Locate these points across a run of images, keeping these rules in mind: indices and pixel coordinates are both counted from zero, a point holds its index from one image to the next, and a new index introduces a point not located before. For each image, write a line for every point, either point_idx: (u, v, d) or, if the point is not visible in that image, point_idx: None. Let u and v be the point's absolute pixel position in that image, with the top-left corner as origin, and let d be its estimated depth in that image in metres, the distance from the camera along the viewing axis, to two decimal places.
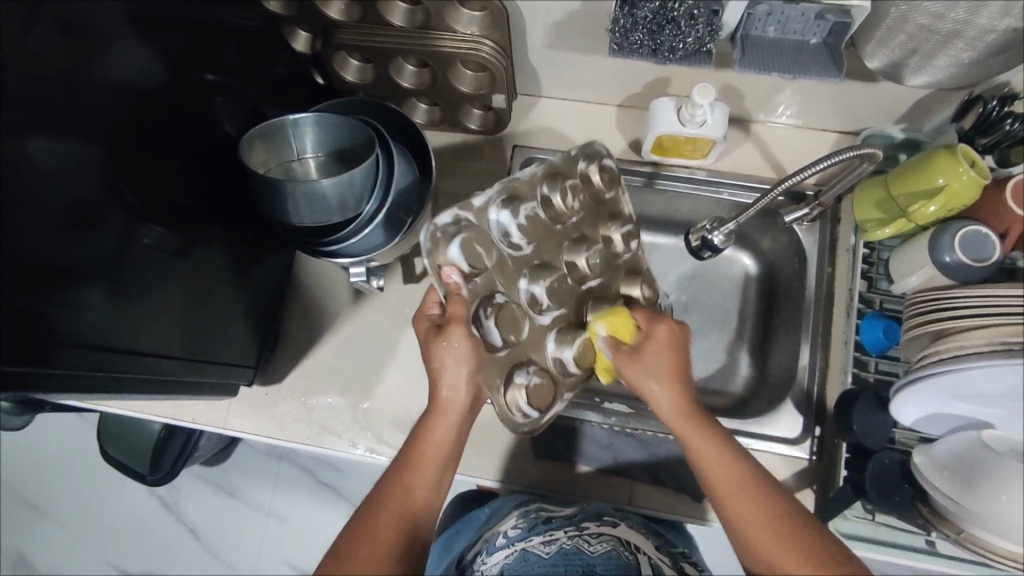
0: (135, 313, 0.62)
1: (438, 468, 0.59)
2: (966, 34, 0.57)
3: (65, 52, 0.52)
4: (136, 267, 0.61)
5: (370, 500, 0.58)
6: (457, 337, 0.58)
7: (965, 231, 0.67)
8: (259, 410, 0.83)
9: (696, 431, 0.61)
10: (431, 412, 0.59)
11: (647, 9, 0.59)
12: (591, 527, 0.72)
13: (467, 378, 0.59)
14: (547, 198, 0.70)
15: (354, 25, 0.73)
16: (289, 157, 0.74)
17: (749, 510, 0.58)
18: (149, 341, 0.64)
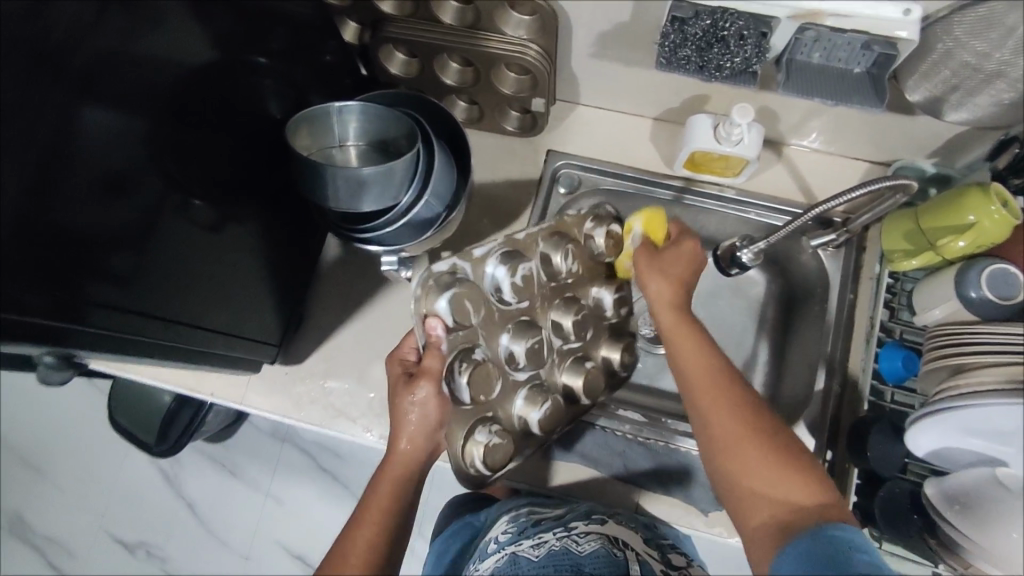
0: (167, 284, 0.63)
1: (397, 517, 0.59)
2: (1009, 75, 0.58)
3: (124, 25, 0.54)
4: (168, 237, 0.62)
5: (336, 549, 0.58)
6: (423, 394, 0.59)
7: (993, 270, 0.67)
8: (276, 389, 0.84)
9: (683, 335, 0.66)
10: (391, 464, 0.59)
11: (698, 26, 0.60)
12: (580, 527, 0.72)
13: (430, 436, 0.60)
14: (547, 257, 0.72)
15: (406, 19, 0.75)
16: (330, 144, 0.75)
17: (721, 399, 0.62)
18: (180, 311, 0.65)
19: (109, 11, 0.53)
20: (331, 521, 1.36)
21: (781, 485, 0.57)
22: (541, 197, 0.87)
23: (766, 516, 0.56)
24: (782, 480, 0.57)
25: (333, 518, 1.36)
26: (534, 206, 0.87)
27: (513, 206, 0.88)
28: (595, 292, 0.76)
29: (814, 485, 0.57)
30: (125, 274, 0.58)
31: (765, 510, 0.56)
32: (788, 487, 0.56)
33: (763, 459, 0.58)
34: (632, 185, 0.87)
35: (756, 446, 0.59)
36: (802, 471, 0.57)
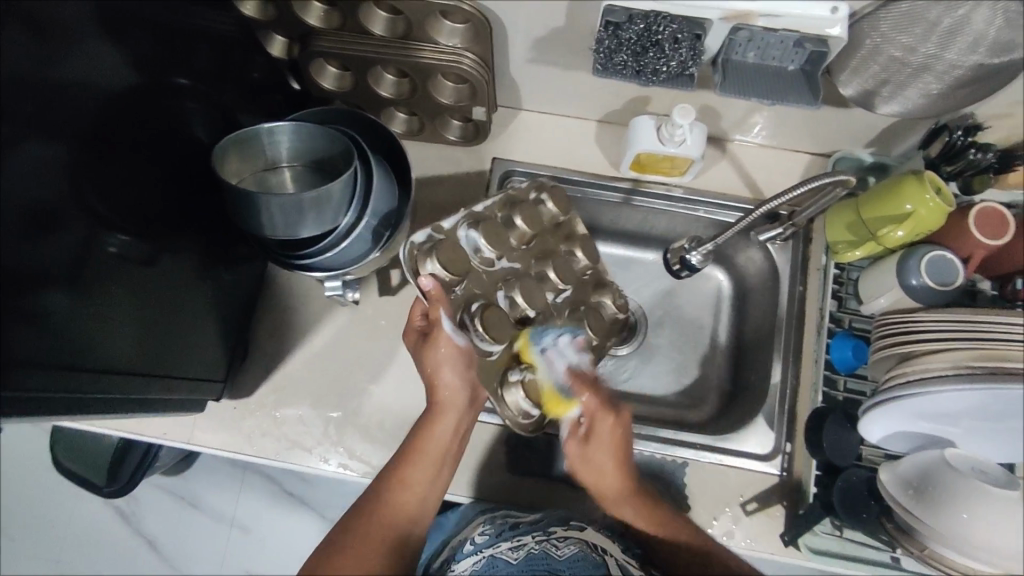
0: (105, 329, 0.59)
1: (435, 463, 0.64)
2: (934, 68, 0.59)
3: (31, 47, 0.49)
4: (99, 279, 0.58)
5: (375, 486, 0.62)
6: (449, 343, 0.64)
7: (931, 256, 0.69)
8: (225, 424, 0.80)
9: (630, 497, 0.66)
10: (433, 413, 0.65)
11: (632, 32, 0.59)
12: (559, 531, 0.69)
13: (463, 385, 0.65)
14: (508, 219, 0.73)
15: (334, 32, 0.72)
16: (262, 167, 0.71)
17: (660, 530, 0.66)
18: (118, 358, 0.61)
19: (15, 36, 0.48)
20: (301, 546, 1.33)
21: None
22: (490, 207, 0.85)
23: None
24: None
25: (303, 541, 1.33)
26: None
27: None
28: (569, 253, 0.77)
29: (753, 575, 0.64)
30: (56, 329, 0.53)
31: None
32: None
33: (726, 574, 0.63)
34: (580, 190, 0.86)
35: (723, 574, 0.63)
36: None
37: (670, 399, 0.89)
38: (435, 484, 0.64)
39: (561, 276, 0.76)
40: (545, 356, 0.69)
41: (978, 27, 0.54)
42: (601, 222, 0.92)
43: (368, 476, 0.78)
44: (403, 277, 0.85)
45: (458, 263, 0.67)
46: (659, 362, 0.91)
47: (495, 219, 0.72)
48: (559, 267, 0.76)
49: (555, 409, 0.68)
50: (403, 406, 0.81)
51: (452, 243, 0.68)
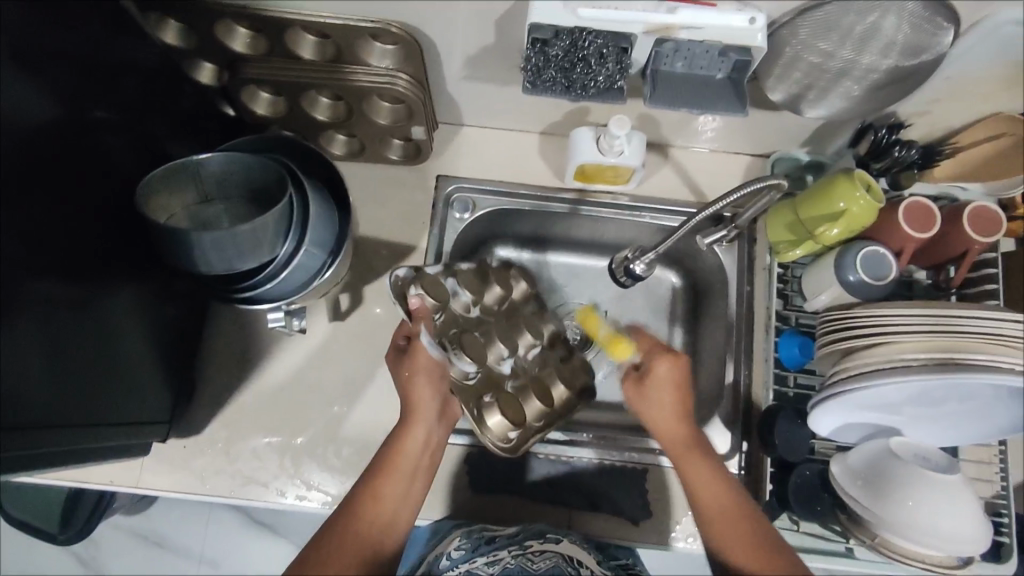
0: (34, 383, 0.56)
1: (409, 477, 0.63)
2: (853, 73, 0.61)
3: None
4: (26, 330, 0.54)
5: (350, 498, 0.61)
6: (426, 356, 0.67)
7: (866, 252, 0.71)
8: (175, 464, 0.77)
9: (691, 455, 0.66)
10: (408, 422, 0.65)
11: (559, 48, 0.59)
12: (535, 545, 0.69)
13: (434, 396, 0.67)
14: (485, 279, 0.82)
15: (262, 58, 0.70)
16: (191, 200, 0.69)
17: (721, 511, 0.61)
18: (49, 414, 0.58)
19: None
20: None
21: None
22: (437, 225, 0.85)
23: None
24: None
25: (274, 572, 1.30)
26: (431, 234, 0.85)
27: (410, 237, 0.85)
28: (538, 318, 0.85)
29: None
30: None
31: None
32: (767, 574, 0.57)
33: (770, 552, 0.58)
34: (527, 203, 0.86)
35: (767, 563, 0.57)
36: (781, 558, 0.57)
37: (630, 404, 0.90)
38: (409, 496, 0.63)
39: (533, 331, 0.84)
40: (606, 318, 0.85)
41: (889, 32, 0.56)
42: (551, 232, 0.92)
43: (328, 506, 0.77)
44: (353, 301, 0.84)
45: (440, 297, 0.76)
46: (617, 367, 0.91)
47: (474, 275, 0.82)
48: (529, 324, 0.84)
49: (615, 349, 0.75)
50: (360, 432, 0.80)
51: (433, 280, 0.76)
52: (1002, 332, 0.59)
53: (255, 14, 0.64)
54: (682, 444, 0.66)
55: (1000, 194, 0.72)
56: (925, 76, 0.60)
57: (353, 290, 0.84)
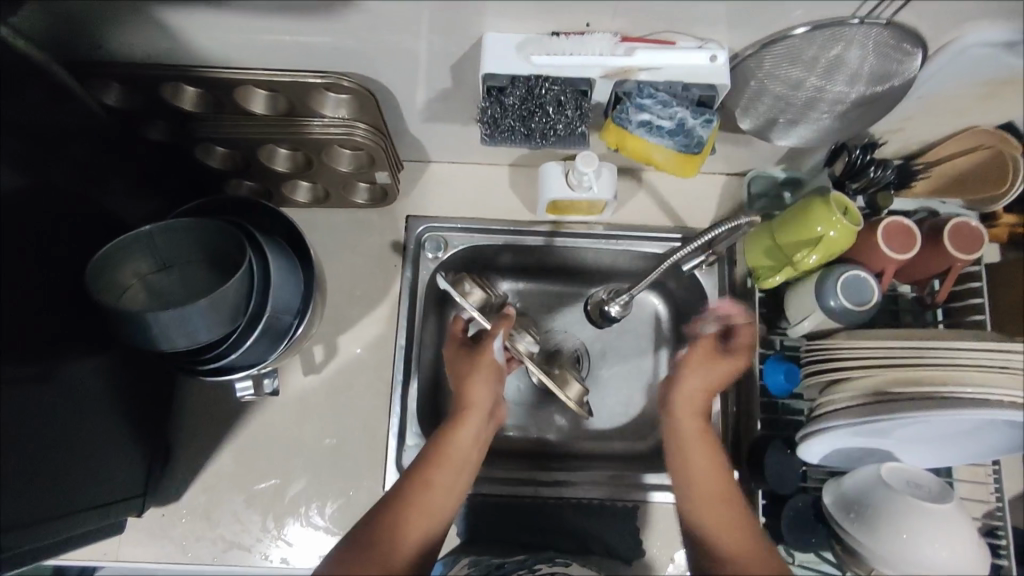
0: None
1: (459, 467, 0.63)
2: (822, 101, 0.59)
3: None
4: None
5: (402, 485, 0.61)
6: (490, 356, 0.71)
7: (846, 276, 0.69)
8: (156, 534, 0.75)
9: (698, 438, 0.68)
10: (463, 414, 0.66)
11: (514, 96, 0.56)
12: (544, 568, 0.67)
13: (493, 396, 0.68)
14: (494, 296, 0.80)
15: (212, 116, 0.68)
16: (148, 270, 0.66)
17: (712, 492, 0.63)
18: (17, 514, 0.56)
19: None
20: None
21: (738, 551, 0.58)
22: (410, 266, 0.83)
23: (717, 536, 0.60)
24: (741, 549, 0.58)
25: None
26: (404, 276, 0.83)
27: (383, 281, 0.83)
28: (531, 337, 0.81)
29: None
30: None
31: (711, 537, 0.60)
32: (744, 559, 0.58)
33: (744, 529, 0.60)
34: (500, 238, 0.84)
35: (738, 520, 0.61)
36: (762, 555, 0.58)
37: (620, 433, 0.88)
38: (458, 488, 0.63)
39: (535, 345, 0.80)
40: (642, 132, 0.60)
41: (855, 62, 0.54)
42: (527, 264, 0.90)
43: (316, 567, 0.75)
44: (328, 351, 0.82)
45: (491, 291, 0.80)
46: (604, 396, 0.89)
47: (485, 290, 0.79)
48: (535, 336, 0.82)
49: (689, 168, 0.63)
50: (343, 487, 0.78)
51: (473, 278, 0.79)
52: (1011, 365, 0.56)
53: (199, 76, 0.62)
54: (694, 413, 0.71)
55: (983, 208, 0.71)
56: (895, 100, 0.59)
57: (328, 340, 0.82)
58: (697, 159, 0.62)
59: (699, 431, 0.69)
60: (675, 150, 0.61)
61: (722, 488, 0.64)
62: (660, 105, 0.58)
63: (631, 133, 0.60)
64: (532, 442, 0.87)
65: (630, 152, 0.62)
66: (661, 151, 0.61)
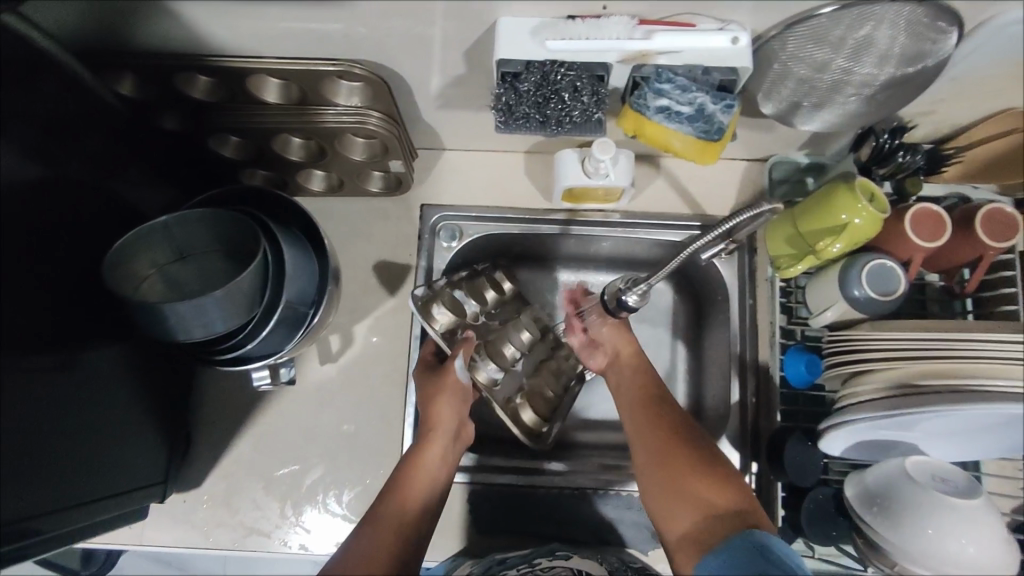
0: (19, 476, 0.54)
1: (429, 482, 0.63)
2: (850, 84, 0.57)
3: None
4: (12, 419, 0.53)
5: (375, 509, 0.59)
6: (454, 376, 0.70)
7: (871, 266, 0.67)
8: (178, 520, 0.77)
9: (637, 376, 0.71)
10: (429, 435, 0.66)
11: (529, 83, 0.55)
12: (544, 562, 0.67)
13: (459, 413, 0.69)
14: (471, 296, 0.78)
15: (225, 105, 0.68)
16: (167, 259, 0.67)
17: (649, 428, 0.65)
18: (42, 501, 0.57)
19: None
20: None
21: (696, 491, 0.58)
22: (424, 255, 0.82)
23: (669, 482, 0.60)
24: (699, 486, 0.58)
25: None
26: (418, 265, 0.83)
27: (396, 271, 0.83)
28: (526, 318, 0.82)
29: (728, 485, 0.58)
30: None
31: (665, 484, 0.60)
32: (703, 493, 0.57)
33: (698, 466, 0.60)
34: (515, 227, 0.83)
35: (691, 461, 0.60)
36: (719, 486, 0.58)
37: None
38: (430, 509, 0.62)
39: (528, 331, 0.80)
40: (662, 115, 0.58)
41: (886, 42, 0.52)
42: (541, 253, 0.89)
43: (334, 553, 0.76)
44: (344, 341, 0.82)
45: (457, 305, 0.76)
46: None
47: (466, 280, 0.80)
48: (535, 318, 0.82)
49: (711, 155, 0.61)
50: (360, 476, 0.78)
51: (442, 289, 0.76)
52: None
53: (211, 65, 0.62)
54: (633, 367, 0.72)
55: (1017, 193, 0.69)
56: (927, 81, 0.56)
57: (343, 330, 0.82)
58: (717, 147, 0.60)
59: (635, 369, 0.72)
60: (695, 136, 0.59)
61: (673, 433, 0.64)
62: (679, 90, 0.56)
63: (649, 119, 0.58)
64: None
65: (647, 139, 0.61)
66: (679, 135, 0.59)
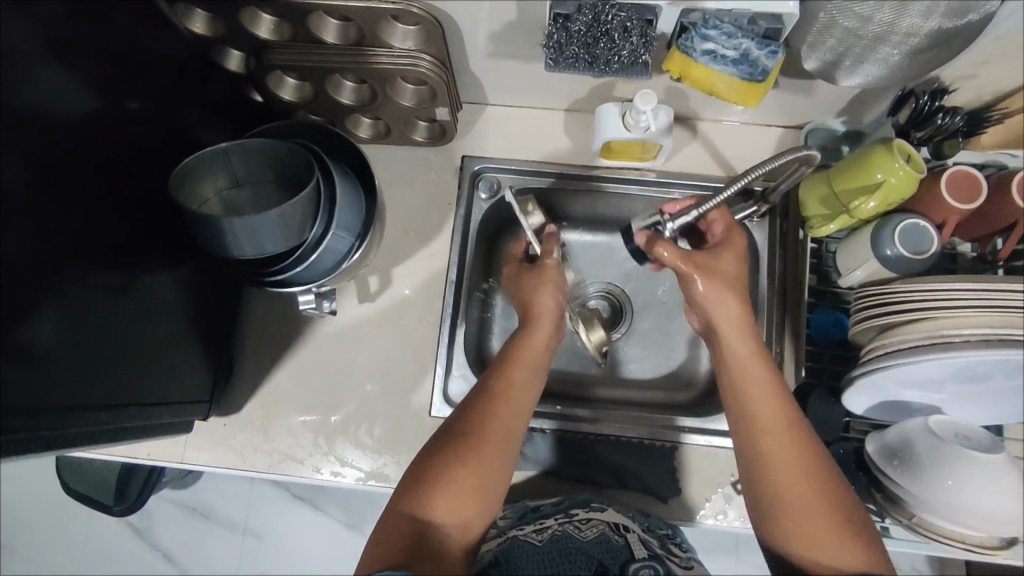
0: (82, 370, 0.59)
1: (533, 368, 0.68)
2: (891, 38, 0.58)
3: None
4: (78, 313, 0.58)
5: (484, 385, 0.65)
6: (553, 270, 0.75)
7: (905, 225, 0.68)
8: (218, 441, 0.81)
9: (759, 375, 0.62)
10: (535, 321, 0.71)
11: (581, 23, 0.58)
12: (580, 514, 0.74)
13: (559, 308, 0.73)
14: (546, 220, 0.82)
15: (286, 44, 0.71)
16: (223, 186, 0.70)
17: (774, 432, 0.60)
18: (103, 396, 0.62)
19: None
20: (315, 550, 1.29)
21: (823, 530, 0.56)
22: (463, 205, 0.86)
23: (797, 503, 0.57)
24: (828, 527, 0.56)
25: (316, 546, 1.29)
26: (457, 214, 0.86)
27: (436, 218, 0.86)
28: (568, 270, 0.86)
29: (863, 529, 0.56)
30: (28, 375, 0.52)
31: (791, 502, 0.57)
32: (829, 531, 0.56)
33: (828, 499, 0.57)
34: (553, 181, 0.86)
35: (822, 490, 0.57)
36: (847, 530, 0.56)
37: (661, 383, 0.89)
38: (529, 400, 0.67)
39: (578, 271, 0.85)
40: (707, 58, 0.60)
41: None
42: (577, 211, 0.91)
43: (363, 483, 0.79)
44: (382, 282, 0.85)
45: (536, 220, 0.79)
46: (647, 346, 0.90)
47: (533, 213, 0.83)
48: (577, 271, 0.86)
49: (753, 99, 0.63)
50: (392, 411, 0.81)
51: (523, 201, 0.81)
52: None
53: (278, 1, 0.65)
54: (745, 334, 0.64)
55: None
56: (969, 38, 0.57)
57: (382, 272, 0.85)
58: (760, 89, 0.61)
59: (756, 363, 0.63)
60: (740, 79, 0.60)
61: (799, 449, 0.59)
62: (725, 36, 0.58)
63: (695, 61, 0.60)
64: (573, 384, 0.89)
65: (692, 81, 0.63)
66: (724, 77, 0.61)
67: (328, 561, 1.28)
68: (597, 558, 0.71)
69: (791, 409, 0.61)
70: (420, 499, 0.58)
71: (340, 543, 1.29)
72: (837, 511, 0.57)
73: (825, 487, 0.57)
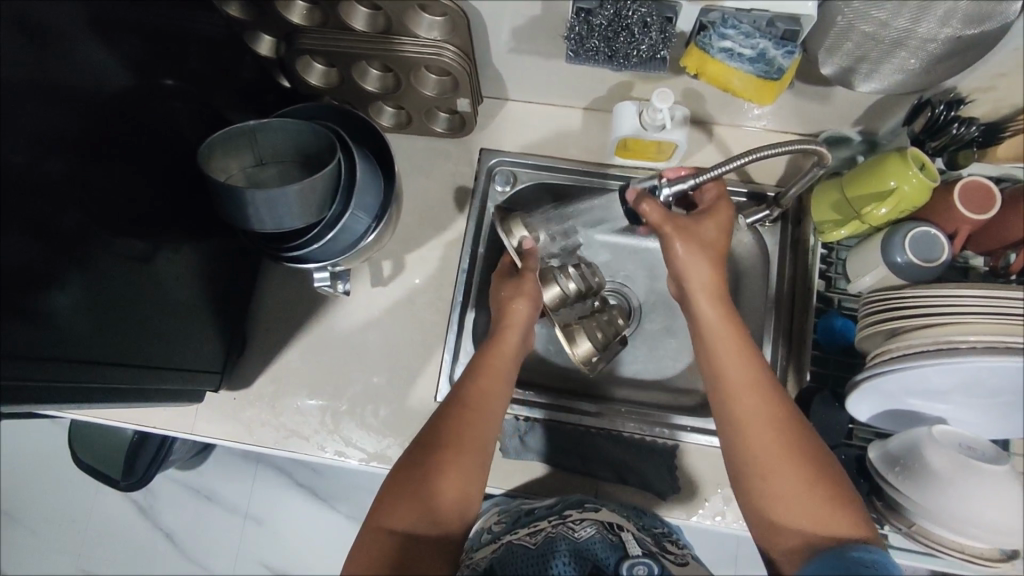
0: (103, 328, 0.61)
1: (504, 377, 0.68)
2: (908, 44, 0.59)
3: (33, 50, 0.52)
4: (103, 274, 0.60)
5: (455, 398, 0.64)
6: (531, 283, 0.74)
7: (916, 233, 0.68)
8: (226, 414, 0.82)
9: (731, 338, 0.62)
10: (505, 329, 0.71)
11: (602, 17, 0.59)
12: (574, 514, 0.71)
13: (530, 315, 0.72)
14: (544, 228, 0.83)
15: (317, 29, 0.73)
16: (247, 163, 0.73)
17: (749, 398, 0.60)
18: (123, 353, 0.64)
19: (20, 36, 0.51)
20: (314, 537, 1.30)
21: (796, 491, 0.56)
22: (479, 196, 0.87)
23: (770, 465, 0.57)
24: (801, 487, 0.56)
25: (314, 533, 1.30)
26: (472, 205, 0.87)
27: (452, 208, 0.88)
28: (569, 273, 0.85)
29: (846, 499, 0.56)
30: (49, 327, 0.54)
31: (765, 465, 0.58)
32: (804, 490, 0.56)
33: (802, 460, 0.57)
34: (567, 178, 0.87)
35: (794, 451, 0.57)
36: (821, 489, 0.56)
37: (667, 383, 0.89)
38: (502, 404, 0.67)
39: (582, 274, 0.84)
40: (724, 58, 0.62)
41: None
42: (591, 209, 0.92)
43: (365, 463, 0.80)
44: (395, 268, 0.87)
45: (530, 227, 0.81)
46: (654, 345, 0.91)
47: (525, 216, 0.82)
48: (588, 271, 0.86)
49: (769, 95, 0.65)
50: (397, 394, 0.83)
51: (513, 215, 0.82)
52: None
53: None
54: (718, 298, 0.64)
55: None
56: (987, 48, 0.58)
57: (396, 257, 0.87)
58: (776, 86, 0.63)
59: (727, 326, 0.63)
60: (756, 77, 0.63)
61: (773, 414, 0.59)
62: (743, 35, 0.59)
63: (712, 57, 0.62)
64: (578, 379, 0.90)
65: (709, 77, 0.64)
66: (740, 75, 0.63)
67: (325, 549, 1.29)
68: (591, 560, 0.67)
69: (763, 371, 0.61)
70: (403, 516, 0.57)
71: (339, 532, 1.30)
72: (812, 471, 0.57)
73: (798, 446, 0.58)
